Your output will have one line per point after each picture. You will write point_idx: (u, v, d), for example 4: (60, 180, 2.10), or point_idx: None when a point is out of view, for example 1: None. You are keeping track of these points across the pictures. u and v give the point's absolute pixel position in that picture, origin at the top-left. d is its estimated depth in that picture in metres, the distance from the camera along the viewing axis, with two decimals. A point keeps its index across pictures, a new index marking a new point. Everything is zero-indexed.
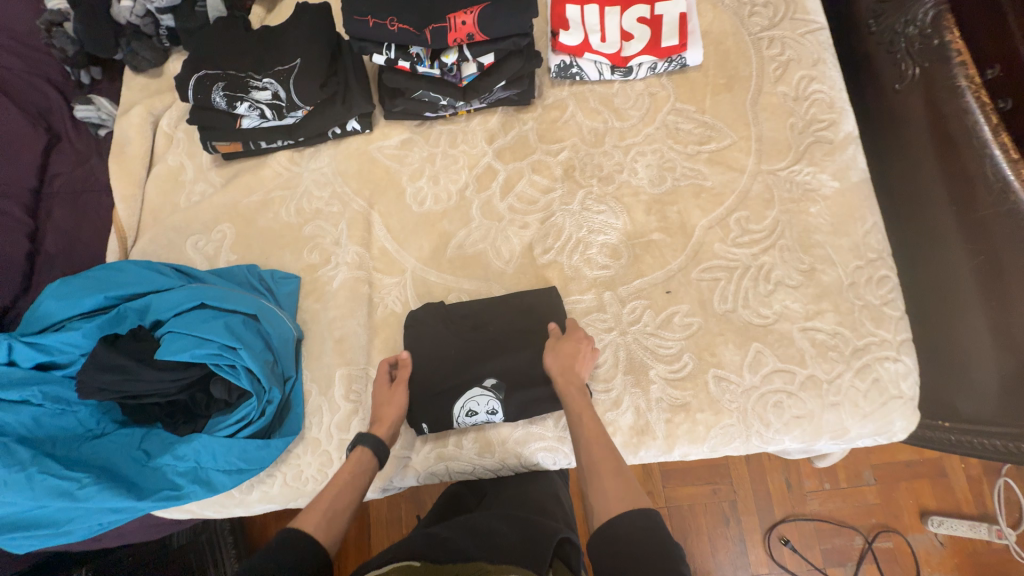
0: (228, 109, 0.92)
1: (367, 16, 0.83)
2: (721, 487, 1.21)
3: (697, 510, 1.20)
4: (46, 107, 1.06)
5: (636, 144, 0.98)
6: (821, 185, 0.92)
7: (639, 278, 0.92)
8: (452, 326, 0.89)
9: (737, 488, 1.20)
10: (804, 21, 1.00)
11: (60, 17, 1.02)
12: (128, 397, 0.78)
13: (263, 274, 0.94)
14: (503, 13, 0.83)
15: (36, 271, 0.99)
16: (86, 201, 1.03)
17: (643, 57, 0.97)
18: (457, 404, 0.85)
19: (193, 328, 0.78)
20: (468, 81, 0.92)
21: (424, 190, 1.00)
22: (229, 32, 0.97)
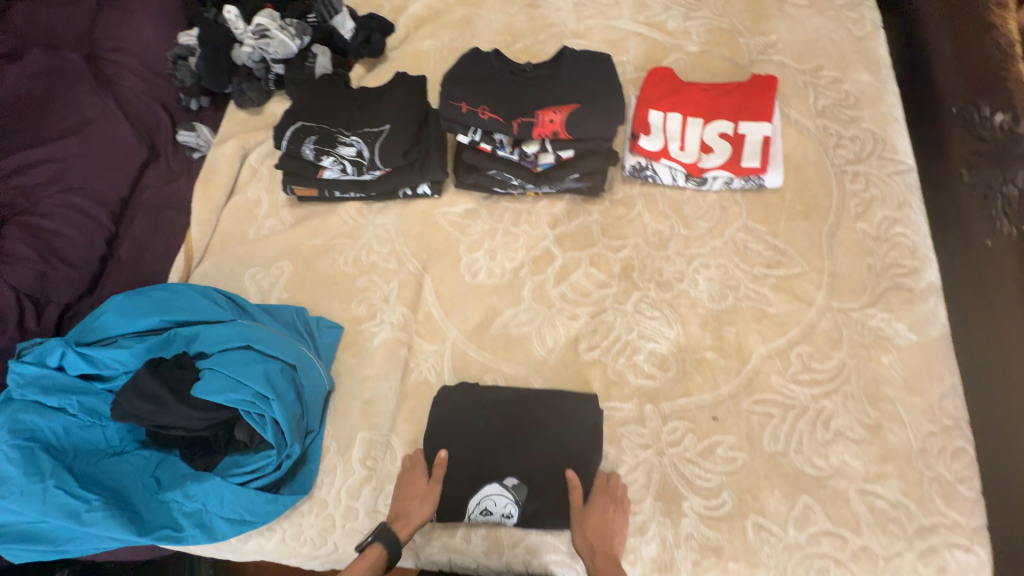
0: (314, 160, 0.96)
1: (461, 102, 0.87)
2: None
3: None
4: (153, 125, 1.15)
5: (700, 255, 0.96)
6: (895, 334, 0.86)
7: (684, 396, 0.87)
8: (482, 411, 0.87)
9: None
10: (891, 161, 0.99)
11: (187, 52, 1.14)
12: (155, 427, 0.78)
13: (310, 319, 0.95)
14: (592, 117, 0.85)
15: (104, 273, 1.04)
16: (166, 216, 1.10)
17: (721, 171, 0.96)
18: (472, 501, 0.81)
19: (233, 370, 0.79)
20: (542, 168, 0.94)
21: (479, 262, 1.01)
22: (332, 89, 1.04)
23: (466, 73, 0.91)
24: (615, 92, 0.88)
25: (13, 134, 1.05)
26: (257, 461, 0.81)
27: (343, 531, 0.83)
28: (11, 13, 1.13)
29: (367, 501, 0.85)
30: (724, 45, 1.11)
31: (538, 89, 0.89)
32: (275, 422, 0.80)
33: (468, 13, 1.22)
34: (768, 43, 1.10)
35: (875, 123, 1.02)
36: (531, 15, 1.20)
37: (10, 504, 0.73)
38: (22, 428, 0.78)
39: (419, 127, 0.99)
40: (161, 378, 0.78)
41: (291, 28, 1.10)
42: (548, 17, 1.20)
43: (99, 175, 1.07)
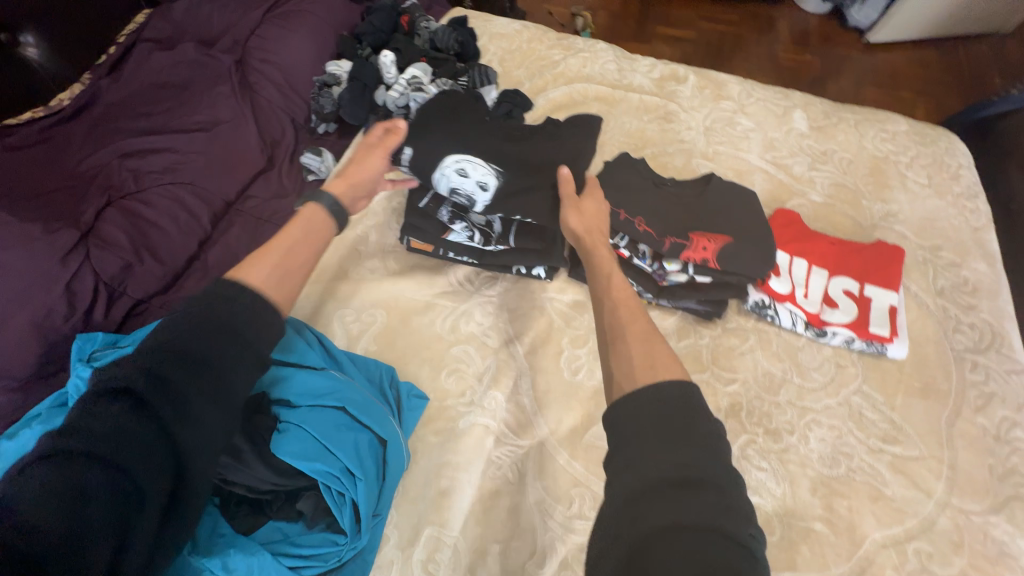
0: (445, 222, 0.96)
1: (621, 209, 0.89)
2: None
3: None
4: (278, 138, 1.13)
5: (813, 410, 0.92)
6: (1020, 553, 0.80)
7: (788, 570, 0.79)
8: (474, 115, 0.99)
9: None
10: (1011, 359, 0.97)
11: (333, 81, 1.15)
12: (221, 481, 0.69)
13: (399, 384, 0.87)
14: (744, 255, 0.85)
15: (186, 274, 0.97)
16: (264, 229, 1.05)
17: (843, 329, 0.95)
18: (452, 161, 0.92)
19: (325, 436, 0.72)
20: (668, 284, 0.92)
21: (581, 359, 0.95)
22: (473, 149, 1.00)
23: (625, 181, 0.94)
24: (769, 234, 0.88)
25: (141, 115, 1.02)
26: (315, 544, 0.72)
27: None
28: (174, 6, 1.15)
29: None
30: (847, 202, 1.14)
31: (692, 213, 0.90)
32: (352, 503, 0.72)
33: (603, 110, 1.26)
34: (889, 211, 1.13)
35: (993, 315, 1.02)
36: (663, 126, 1.24)
37: None
38: None
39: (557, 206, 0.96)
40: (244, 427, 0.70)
41: (445, 87, 1.12)
42: (679, 131, 1.23)
43: (212, 175, 1.02)
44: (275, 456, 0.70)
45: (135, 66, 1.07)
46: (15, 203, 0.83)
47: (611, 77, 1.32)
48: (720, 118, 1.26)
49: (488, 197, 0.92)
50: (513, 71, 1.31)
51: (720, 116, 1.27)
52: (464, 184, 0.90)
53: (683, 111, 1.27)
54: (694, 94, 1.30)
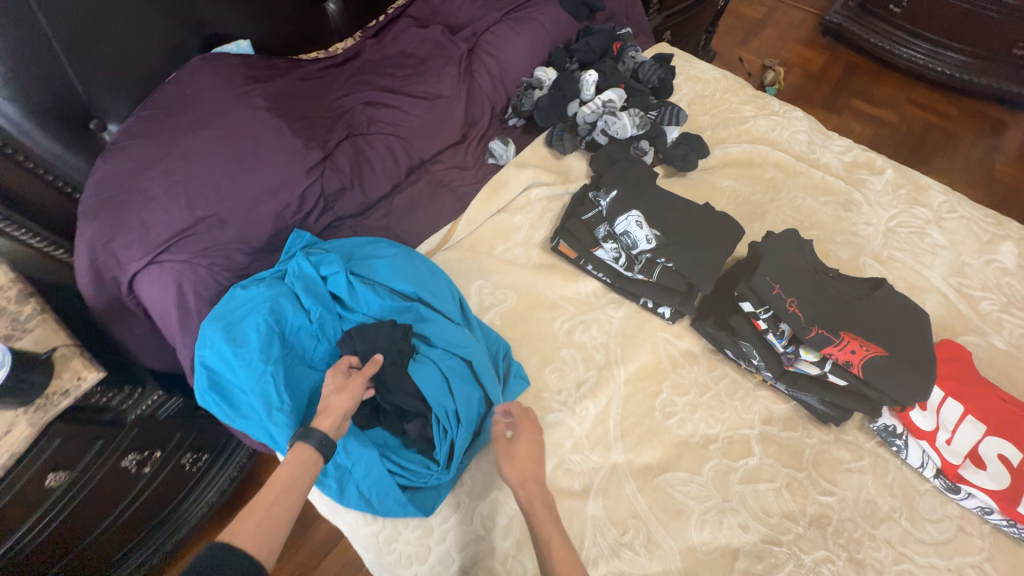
0: (598, 238, 1.04)
1: (777, 284, 0.89)
2: None
3: None
4: (476, 120, 1.30)
5: (913, 561, 0.84)
6: None
7: None
8: (648, 186, 1.08)
9: None
10: None
11: (538, 85, 1.28)
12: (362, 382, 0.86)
13: (511, 361, 0.97)
14: (895, 374, 0.81)
15: (375, 208, 1.18)
16: (441, 191, 1.23)
17: (983, 495, 0.85)
18: (624, 216, 1.01)
19: (449, 380, 0.86)
20: (793, 369, 0.91)
21: (676, 406, 0.97)
22: (645, 186, 1.08)
23: (790, 256, 0.93)
24: (930, 363, 0.83)
25: (387, 75, 1.25)
26: (411, 462, 0.85)
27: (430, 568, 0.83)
28: None
29: (466, 560, 0.84)
30: None
31: (851, 312, 0.87)
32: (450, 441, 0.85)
33: (778, 177, 1.23)
34: None
35: None
36: (838, 213, 1.18)
37: (236, 367, 0.83)
38: (276, 309, 0.87)
39: (710, 254, 0.97)
40: (394, 346, 0.86)
41: (636, 116, 1.19)
42: (855, 223, 1.16)
43: (420, 137, 1.22)
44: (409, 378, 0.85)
45: (394, 35, 1.31)
46: (292, 120, 1.08)
47: (798, 148, 1.29)
48: (908, 223, 1.17)
49: (647, 246, 0.99)
50: (698, 115, 1.34)
51: (909, 222, 1.17)
52: (634, 235, 0.99)
53: (867, 204, 1.19)
54: (886, 190, 1.22)
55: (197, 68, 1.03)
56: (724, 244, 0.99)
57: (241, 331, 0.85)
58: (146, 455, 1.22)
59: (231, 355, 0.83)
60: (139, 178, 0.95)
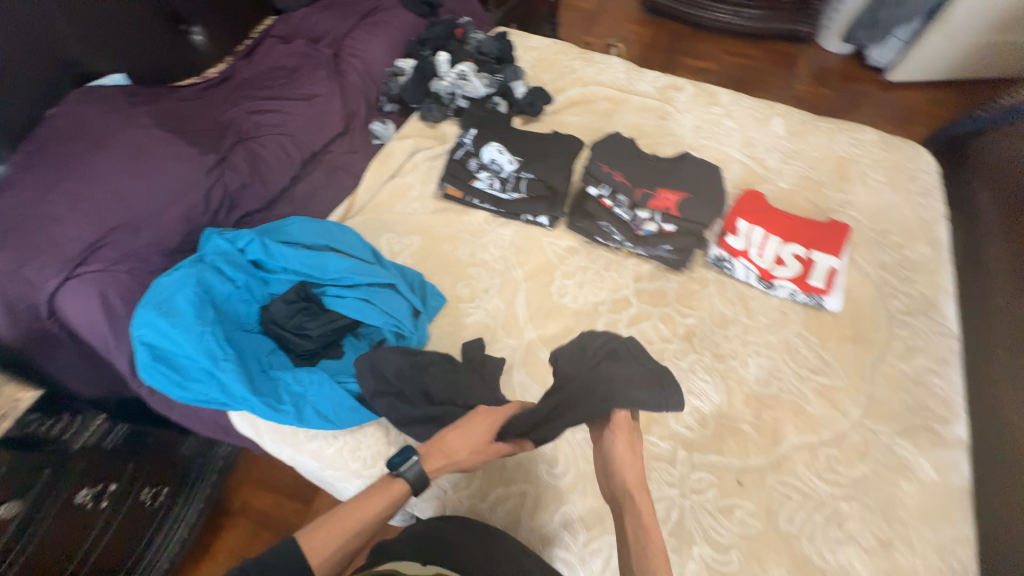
0: (473, 172, 1.27)
1: (605, 164, 1.19)
2: None
3: None
4: (355, 112, 1.49)
5: (755, 343, 1.11)
6: (918, 466, 0.95)
7: (715, 454, 0.97)
8: (504, 125, 1.34)
9: None
10: (938, 324, 1.13)
11: (400, 73, 1.52)
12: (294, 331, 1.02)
13: (426, 283, 1.15)
14: (697, 204, 1.13)
15: (279, 200, 1.31)
16: (338, 175, 1.39)
17: (787, 282, 1.15)
18: (489, 149, 1.25)
19: (376, 301, 1.03)
20: (642, 233, 1.18)
21: (568, 288, 1.20)
22: (503, 126, 1.33)
23: (614, 145, 1.22)
24: (721, 195, 1.15)
25: (264, 87, 1.40)
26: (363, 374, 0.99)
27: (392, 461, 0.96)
28: (295, 14, 1.58)
29: None
30: (810, 190, 1.35)
31: (662, 174, 1.19)
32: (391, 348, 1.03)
33: (610, 107, 1.54)
34: (846, 200, 1.33)
35: (928, 289, 1.18)
36: (659, 123, 1.50)
37: (174, 337, 0.93)
38: (203, 282, 0.99)
39: (560, 160, 1.25)
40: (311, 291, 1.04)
41: (484, 79, 1.48)
42: (672, 128, 1.49)
43: (308, 131, 1.38)
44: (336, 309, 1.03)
45: (262, 53, 1.47)
46: (181, 133, 1.20)
47: (620, 84, 1.61)
48: (708, 120, 1.52)
49: (509, 165, 1.25)
50: (540, 75, 1.63)
51: (709, 119, 1.52)
52: (499, 159, 1.24)
53: (678, 113, 1.53)
54: (689, 100, 1.57)
55: (77, 102, 1.13)
56: (567, 149, 1.27)
57: (173, 305, 0.95)
58: (101, 488, 1.18)
59: (167, 326, 0.92)
60: (39, 204, 1.02)
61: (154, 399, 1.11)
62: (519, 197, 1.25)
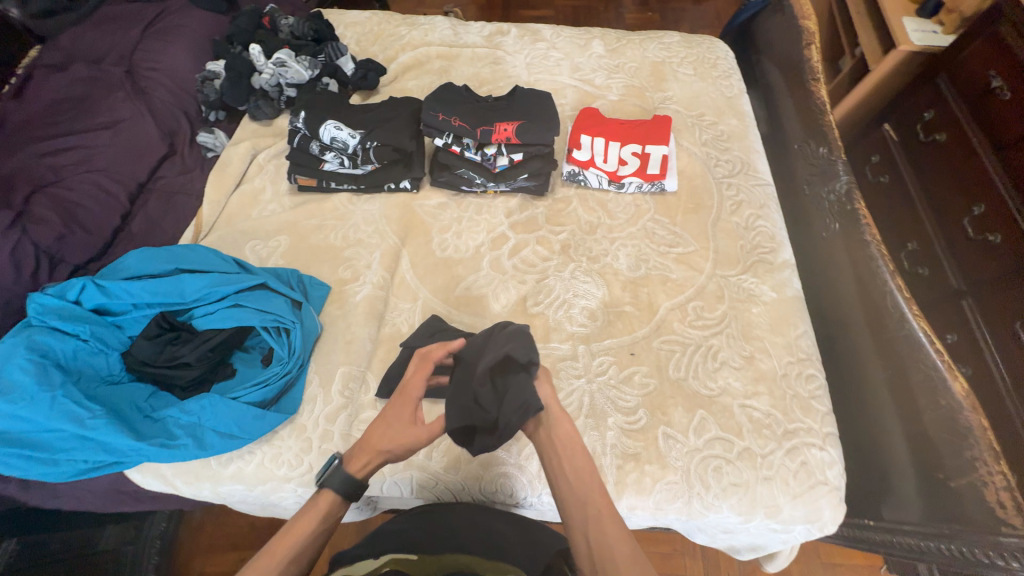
0: (318, 155, 1.24)
1: (439, 113, 1.22)
2: (680, 547, 1.37)
3: (666, 567, 1.35)
4: (174, 129, 1.37)
5: (620, 238, 1.24)
6: (762, 293, 1.16)
7: (609, 338, 1.09)
8: (336, 100, 1.31)
9: (687, 562, 1.36)
10: (754, 178, 1.34)
11: (214, 76, 1.40)
12: (168, 365, 0.95)
13: (303, 277, 1.13)
14: (534, 129, 1.21)
15: (114, 243, 1.19)
16: (176, 200, 1.28)
17: (633, 177, 1.30)
18: (325, 126, 1.22)
19: (249, 306, 1.00)
20: (499, 169, 1.26)
21: (448, 240, 1.23)
22: (337, 103, 1.29)
23: (446, 96, 1.28)
24: (552, 115, 1.25)
25: (51, 126, 1.24)
26: (259, 380, 0.96)
27: (318, 452, 0.95)
28: (64, 39, 1.40)
29: (342, 426, 0.97)
30: (636, 97, 1.50)
31: (496, 111, 1.26)
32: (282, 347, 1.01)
33: (444, 64, 1.56)
34: (666, 97, 1.50)
35: (742, 153, 1.39)
36: (493, 69, 1.56)
37: (21, 412, 0.83)
38: (37, 346, 0.89)
39: (400, 120, 1.25)
40: (175, 322, 0.99)
41: (305, 61, 1.41)
42: (506, 70, 1.56)
43: (122, 162, 1.25)
44: (208, 329, 0.99)
45: (39, 91, 1.30)
46: None
47: (449, 40, 1.64)
48: (537, 55, 1.60)
49: (352, 138, 1.22)
50: (369, 48, 1.61)
51: (537, 54, 1.61)
52: (339, 135, 1.21)
53: (508, 55, 1.60)
54: (516, 41, 1.64)
55: None
56: (405, 108, 1.29)
57: (6, 380, 0.84)
58: None
59: (7, 403, 0.82)
60: None
61: (32, 494, 0.99)
62: (373, 168, 1.26)
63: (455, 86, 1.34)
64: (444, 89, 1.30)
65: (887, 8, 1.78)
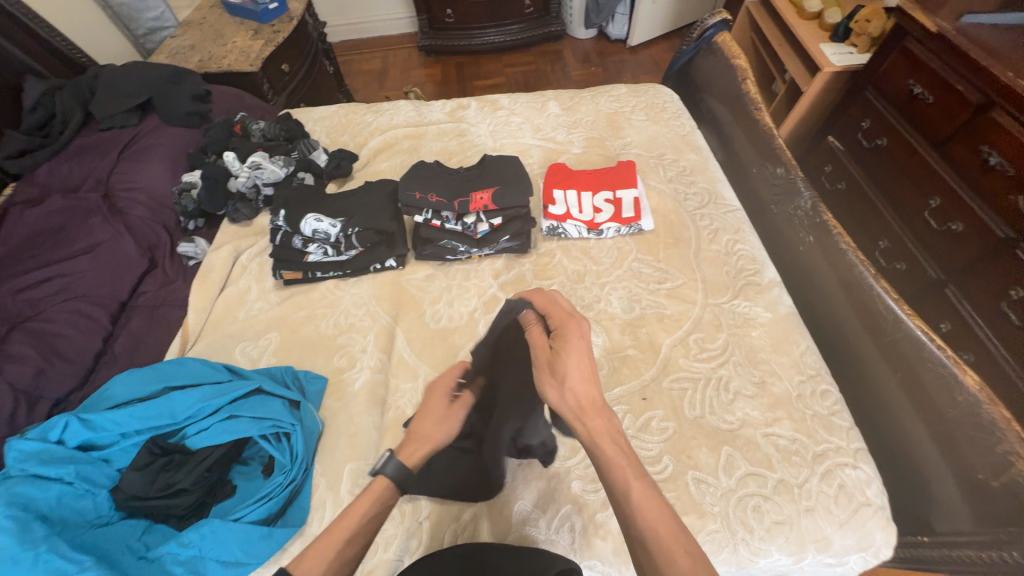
0: (302, 248, 1.26)
1: (415, 192, 1.27)
2: None
3: None
4: (154, 243, 1.37)
5: (610, 282, 1.26)
6: (757, 315, 1.17)
7: (618, 385, 1.07)
8: (313, 193, 1.35)
9: None
10: (723, 205, 1.40)
11: (190, 186, 1.43)
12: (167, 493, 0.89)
13: (298, 373, 1.10)
14: (509, 194, 1.26)
15: (97, 367, 1.15)
16: (160, 312, 1.26)
17: (611, 223, 1.34)
18: (307, 220, 1.25)
19: (248, 414, 0.96)
20: (481, 235, 1.29)
21: (441, 311, 1.23)
22: (314, 196, 1.33)
23: (419, 174, 1.33)
24: (523, 178, 1.31)
25: (28, 260, 1.24)
26: (264, 491, 0.91)
27: None
28: (39, 172, 1.44)
29: None
30: (598, 147, 1.59)
31: (471, 182, 1.32)
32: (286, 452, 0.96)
33: (413, 144, 1.64)
34: (625, 143, 1.60)
35: (707, 183, 1.46)
36: (460, 140, 1.64)
37: None
38: (16, 500, 0.81)
39: (379, 205, 1.30)
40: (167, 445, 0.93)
41: (279, 160, 1.45)
42: (473, 140, 1.64)
43: (103, 284, 1.24)
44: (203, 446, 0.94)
45: (14, 225, 1.30)
46: None
47: (414, 120, 1.73)
48: (499, 122, 1.70)
49: (334, 228, 1.25)
50: (339, 139, 1.68)
51: (499, 122, 1.70)
52: (320, 228, 1.25)
53: (473, 126, 1.70)
54: (477, 113, 1.74)
55: None
56: (382, 191, 1.35)
57: None
58: None
59: None
60: None
61: None
62: (358, 253, 1.28)
63: (426, 164, 1.39)
64: (416, 167, 1.35)
65: (805, 38, 1.97)
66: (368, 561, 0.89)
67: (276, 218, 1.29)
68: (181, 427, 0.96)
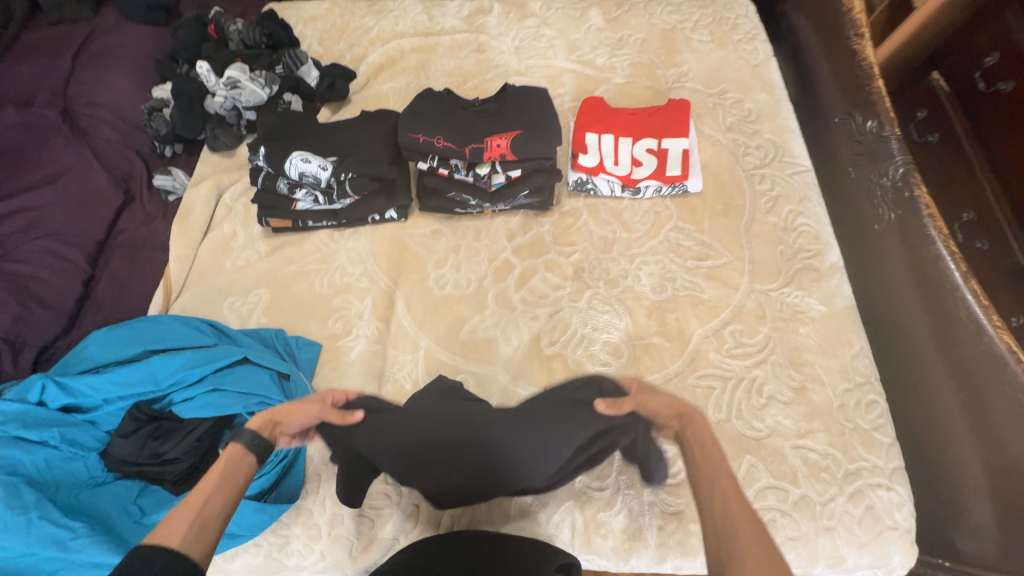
0: (288, 194, 1.09)
1: (419, 132, 1.06)
2: None
3: None
4: (128, 172, 1.21)
5: (641, 254, 1.09)
6: (809, 308, 1.01)
7: (638, 378, 0.96)
8: (299, 123, 1.13)
9: None
10: (791, 163, 1.16)
11: (161, 104, 1.23)
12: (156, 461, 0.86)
13: (289, 339, 1.01)
14: (532, 140, 1.04)
15: (82, 312, 1.06)
16: (140, 254, 1.15)
17: (650, 180, 1.12)
18: (292, 160, 1.06)
19: (234, 387, 0.89)
20: (496, 188, 1.10)
21: (446, 275, 1.09)
22: (302, 127, 1.12)
23: (424, 107, 1.10)
24: (551, 119, 1.07)
25: None
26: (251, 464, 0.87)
27: (329, 539, 0.88)
28: None
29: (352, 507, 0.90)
30: (645, 76, 1.29)
31: (487, 120, 1.09)
32: None
33: (421, 59, 1.36)
34: (681, 73, 1.29)
35: (775, 133, 1.19)
36: (478, 58, 1.35)
37: None
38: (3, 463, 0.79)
39: (376, 143, 1.09)
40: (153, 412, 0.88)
41: (260, 77, 1.21)
42: (492, 59, 1.35)
43: (75, 220, 1.12)
44: (190, 416, 0.88)
45: None
46: None
47: (423, 26, 1.42)
48: (526, 35, 1.38)
49: (325, 171, 1.06)
50: (334, 48, 1.40)
51: (528, 34, 1.38)
52: (309, 169, 1.06)
53: (494, 39, 1.38)
54: (501, 21, 1.41)
55: None
56: (380, 124, 1.13)
57: None
58: None
59: None
60: None
61: None
62: (353, 202, 1.12)
63: (433, 92, 1.15)
64: (421, 96, 1.12)
65: None
66: (363, 537, 0.88)
67: (258, 155, 1.10)
68: (166, 394, 0.90)
